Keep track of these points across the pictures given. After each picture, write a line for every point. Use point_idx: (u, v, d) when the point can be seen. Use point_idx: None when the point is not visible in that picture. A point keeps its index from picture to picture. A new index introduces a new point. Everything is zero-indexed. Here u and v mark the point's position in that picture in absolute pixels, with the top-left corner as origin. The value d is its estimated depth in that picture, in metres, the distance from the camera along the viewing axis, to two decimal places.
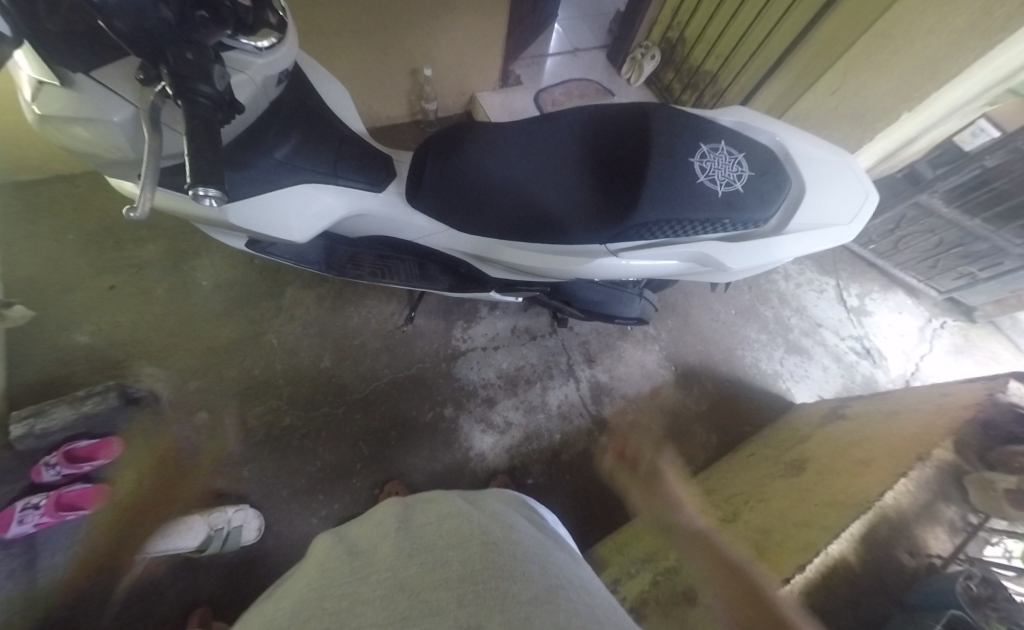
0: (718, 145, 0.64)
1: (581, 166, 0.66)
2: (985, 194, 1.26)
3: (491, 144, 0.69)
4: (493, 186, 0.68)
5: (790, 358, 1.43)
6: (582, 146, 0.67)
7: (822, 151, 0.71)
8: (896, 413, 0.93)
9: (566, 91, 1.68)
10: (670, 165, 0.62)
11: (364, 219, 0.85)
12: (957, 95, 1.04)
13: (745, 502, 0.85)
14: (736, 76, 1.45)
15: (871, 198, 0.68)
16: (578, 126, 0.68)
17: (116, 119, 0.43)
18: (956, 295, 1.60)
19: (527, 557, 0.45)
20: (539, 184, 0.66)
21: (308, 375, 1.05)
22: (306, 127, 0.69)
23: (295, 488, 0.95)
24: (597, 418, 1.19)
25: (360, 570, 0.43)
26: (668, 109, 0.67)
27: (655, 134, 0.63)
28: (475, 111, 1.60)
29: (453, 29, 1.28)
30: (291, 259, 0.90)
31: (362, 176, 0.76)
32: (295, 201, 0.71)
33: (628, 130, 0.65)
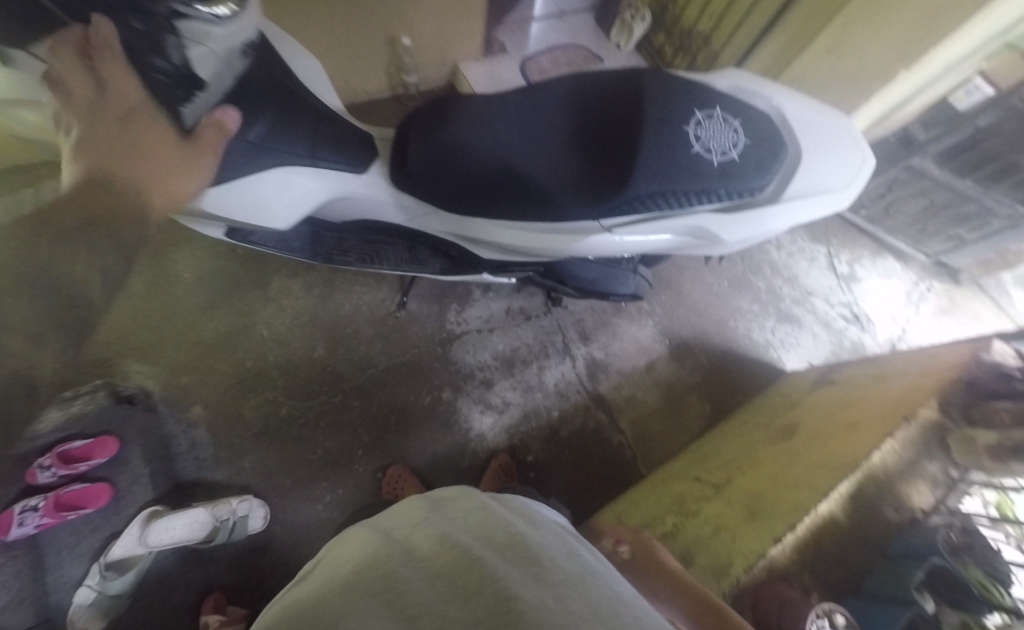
0: (713, 112, 0.62)
1: (571, 138, 0.63)
2: (976, 155, 1.25)
3: (476, 118, 0.65)
4: (481, 163, 0.65)
5: (782, 327, 1.45)
6: (572, 117, 0.64)
7: (819, 114, 0.68)
8: (885, 376, 0.95)
9: (553, 58, 1.61)
10: (663, 135, 0.59)
11: (348, 202, 0.82)
12: (953, 53, 1.01)
13: (739, 469, 0.88)
14: (729, 36, 1.40)
15: (867, 162, 0.67)
16: (567, 95, 0.65)
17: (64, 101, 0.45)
18: (944, 258, 1.61)
19: (554, 549, 0.47)
20: (529, 160, 0.63)
21: (302, 365, 1.04)
22: (279, 103, 0.64)
23: (298, 477, 0.96)
24: (594, 394, 1.20)
25: (404, 557, 0.45)
26: (661, 74, 0.64)
27: (648, 102, 0.61)
28: (459, 82, 1.52)
29: None
30: (275, 247, 0.87)
31: (341, 158, 0.72)
32: (273, 186, 0.68)
33: (619, 99, 0.62)
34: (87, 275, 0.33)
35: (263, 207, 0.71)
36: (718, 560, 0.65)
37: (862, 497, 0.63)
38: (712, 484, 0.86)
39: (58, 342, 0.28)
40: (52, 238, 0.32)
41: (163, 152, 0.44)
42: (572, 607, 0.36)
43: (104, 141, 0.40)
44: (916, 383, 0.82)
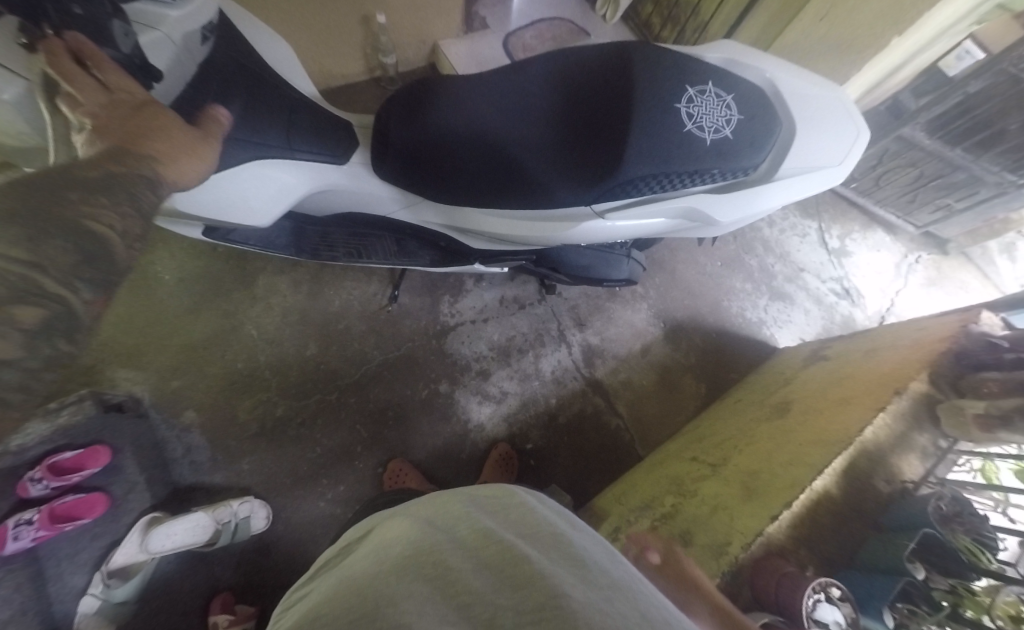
0: (705, 87, 0.59)
1: (558, 119, 0.60)
2: (966, 122, 1.24)
3: (459, 102, 0.62)
4: (466, 149, 0.62)
5: (774, 304, 1.45)
6: (558, 97, 0.61)
7: (813, 87, 0.66)
8: (876, 351, 0.96)
9: (537, 34, 1.54)
10: (655, 113, 0.57)
11: (331, 196, 0.79)
12: (947, 17, 0.98)
13: (735, 448, 0.89)
14: (718, 6, 1.35)
15: (863, 135, 0.65)
16: (554, 74, 0.62)
17: (5, 96, 0.40)
18: (932, 228, 1.62)
19: (595, 552, 0.47)
20: (515, 143, 0.61)
21: (295, 364, 1.03)
22: (249, 92, 0.62)
23: (298, 476, 0.96)
24: (591, 379, 1.21)
25: (450, 544, 0.45)
26: (651, 49, 0.61)
27: (638, 79, 0.58)
28: (440, 62, 1.46)
29: None
30: (258, 245, 0.85)
31: (320, 148, 0.69)
32: (251, 183, 0.65)
33: (608, 76, 0.59)
34: (106, 224, 0.33)
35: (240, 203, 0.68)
36: (717, 538, 0.65)
37: (856, 471, 0.64)
38: (709, 464, 0.88)
39: (83, 277, 0.30)
40: (78, 190, 0.33)
41: (176, 134, 0.44)
42: (620, 610, 0.36)
43: (118, 124, 0.40)
44: (907, 356, 0.83)
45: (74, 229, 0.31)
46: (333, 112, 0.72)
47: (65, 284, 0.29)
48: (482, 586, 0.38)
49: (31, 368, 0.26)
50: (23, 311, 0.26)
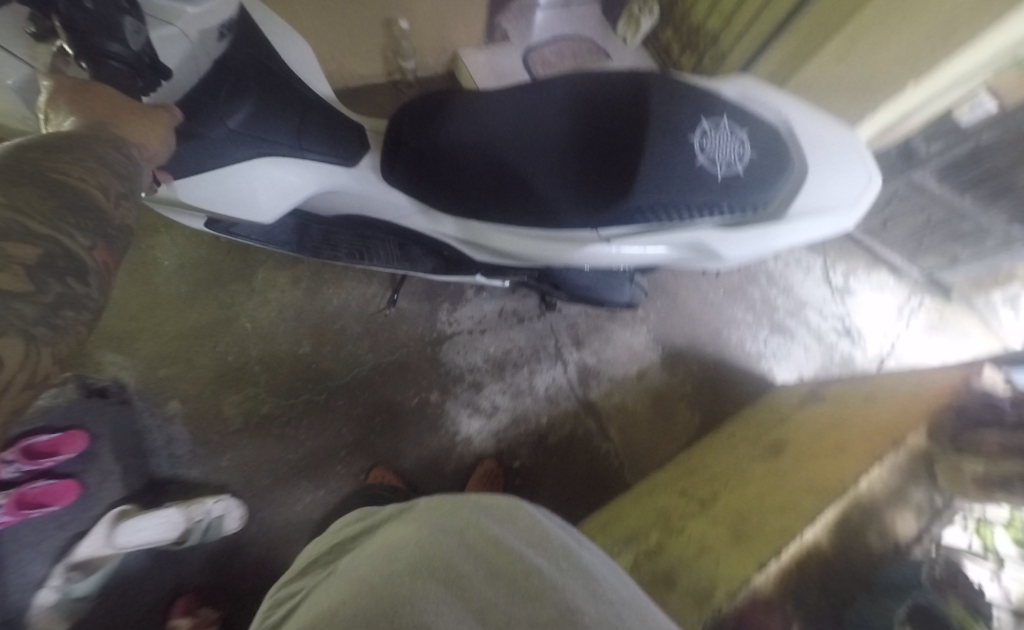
0: (720, 122, 0.59)
1: (570, 141, 0.59)
2: (977, 173, 1.24)
3: (472, 115, 0.62)
4: (475, 163, 0.62)
5: (774, 337, 1.44)
6: (572, 119, 0.60)
7: (828, 131, 0.66)
8: (875, 396, 0.94)
9: (558, 50, 1.56)
10: (667, 144, 0.56)
11: (338, 197, 0.78)
12: (963, 67, 0.99)
13: (725, 484, 0.87)
14: (738, 38, 1.36)
15: (874, 183, 0.64)
16: (569, 96, 0.61)
17: (10, 81, 0.40)
18: (937, 274, 1.61)
19: (602, 566, 0.49)
20: (524, 161, 0.60)
21: (286, 361, 1.01)
22: (263, 90, 0.59)
23: (277, 477, 0.94)
24: (584, 400, 1.19)
25: (461, 548, 0.46)
26: (668, 79, 0.60)
27: (652, 109, 0.57)
28: (459, 70, 1.47)
29: None
30: (260, 240, 0.84)
31: (330, 149, 0.68)
32: (256, 179, 0.65)
33: (623, 103, 0.59)
34: (86, 180, 0.28)
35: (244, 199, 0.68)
36: (701, 583, 0.63)
37: (849, 525, 0.62)
38: (697, 500, 0.86)
39: (69, 221, 0.25)
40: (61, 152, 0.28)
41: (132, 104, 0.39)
42: None
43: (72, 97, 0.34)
44: (906, 404, 0.82)
45: (52, 180, 0.26)
46: (347, 115, 0.72)
47: (55, 227, 0.24)
48: (497, 598, 0.41)
49: (43, 303, 0.22)
50: (25, 250, 0.22)
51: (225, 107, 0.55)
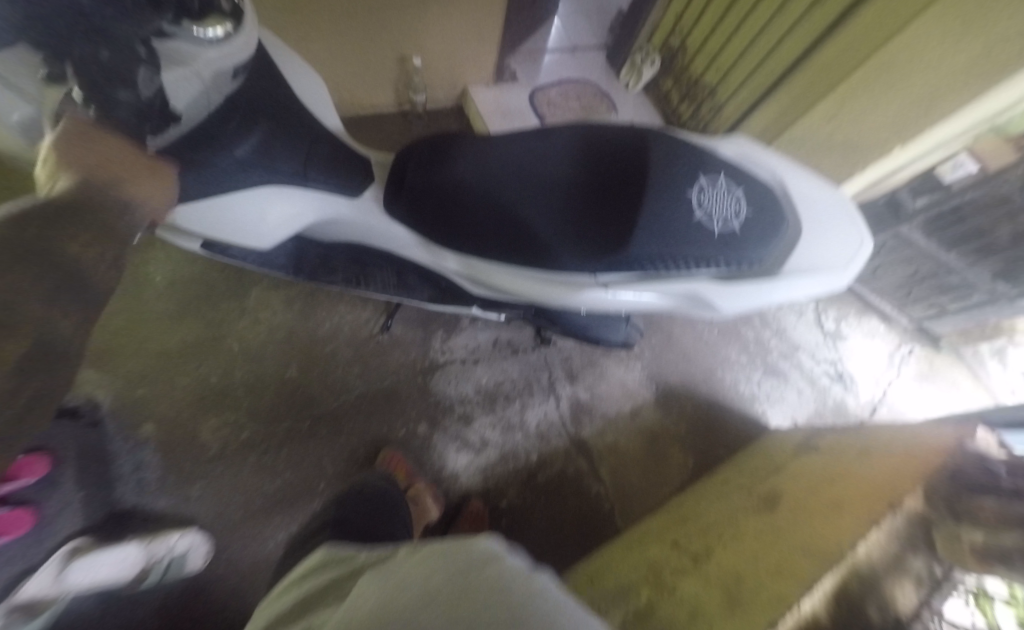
0: (718, 179, 0.60)
1: (571, 189, 0.60)
2: (961, 230, 1.28)
3: (476, 157, 0.63)
4: (476, 204, 0.62)
5: (768, 380, 1.44)
6: (574, 167, 0.61)
7: (821, 192, 0.68)
8: (870, 450, 0.93)
9: (563, 92, 1.63)
10: (666, 198, 0.57)
11: (338, 225, 0.78)
12: (944, 134, 1.04)
13: (719, 538, 0.84)
14: (734, 92, 1.43)
15: (866, 245, 0.65)
16: (572, 145, 0.62)
17: (16, 117, 0.36)
18: (925, 323, 1.63)
19: None
20: (524, 206, 0.60)
21: (271, 384, 0.98)
22: (274, 120, 0.59)
23: (250, 510, 0.89)
24: (575, 438, 1.16)
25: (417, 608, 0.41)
26: (668, 135, 0.62)
27: (652, 163, 0.59)
28: (468, 105, 1.52)
29: (447, 19, 1.21)
30: (255, 262, 0.84)
31: (336, 179, 0.69)
32: (260, 206, 0.64)
33: (624, 155, 0.60)
34: (96, 261, 0.28)
35: (247, 226, 0.67)
36: None
37: (846, 596, 0.60)
38: (690, 554, 0.83)
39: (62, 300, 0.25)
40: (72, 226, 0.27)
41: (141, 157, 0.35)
42: None
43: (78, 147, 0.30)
44: (901, 461, 0.80)
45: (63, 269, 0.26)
46: (353, 146, 0.73)
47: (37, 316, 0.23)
48: None
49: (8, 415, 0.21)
50: (8, 349, 0.21)
51: (235, 141, 0.55)
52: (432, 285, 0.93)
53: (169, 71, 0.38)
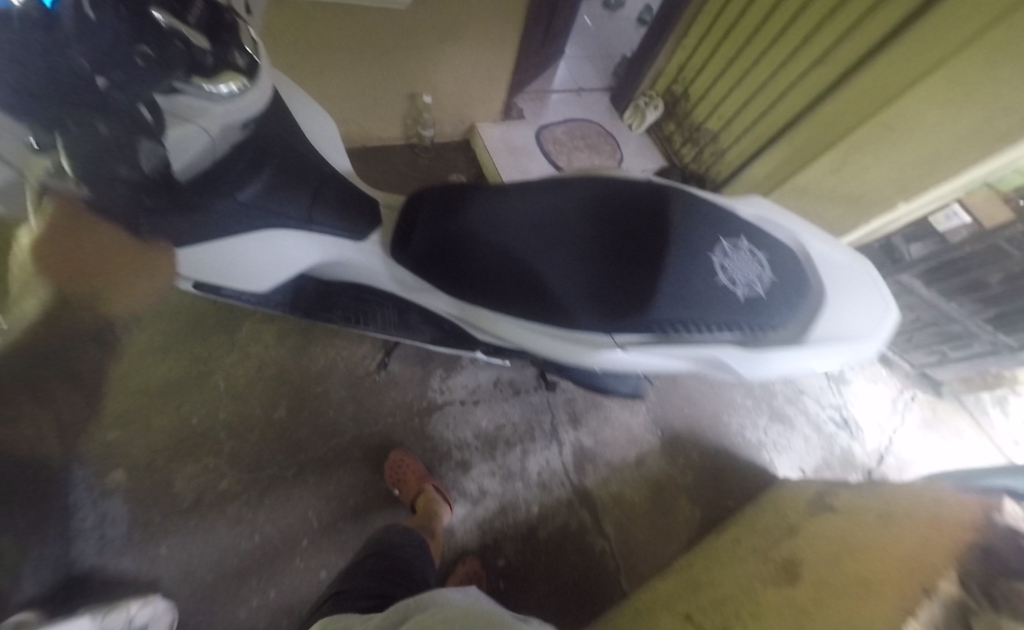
0: (740, 242, 0.58)
1: (589, 247, 0.58)
2: (962, 280, 1.28)
3: (490, 209, 0.60)
4: (488, 258, 0.59)
5: (774, 426, 1.40)
6: (592, 224, 0.59)
7: (842, 256, 0.66)
8: (890, 515, 0.88)
9: (568, 131, 1.65)
10: (687, 262, 0.55)
11: (342, 266, 0.75)
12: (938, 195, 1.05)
13: (735, 616, 0.77)
14: (737, 139, 1.45)
15: (891, 312, 0.63)
16: (589, 200, 0.60)
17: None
18: (928, 369, 1.61)
19: None
20: (540, 263, 0.58)
21: (258, 426, 0.92)
22: (283, 164, 0.55)
23: (224, 571, 0.81)
24: (578, 488, 1.10)
25: None
26: (687, 195, 0.61)
27: (672, 225, 0.57)
28: (474, 141, 1.53)
29: (458, 59, 1.23)
30: (249, 301, 0.79)
31: (340, 222, 0.66)
32: (260, 247, 0.60)
33: (643, 214, 0.58)
34: None
35: (242, 266, 0.62)
36: None
37: None
38: None
39: None
40: None
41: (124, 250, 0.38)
42: None
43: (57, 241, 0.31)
44: (928, 533, 0.75)
45: None
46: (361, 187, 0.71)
47: None
48: None
49: None
50: None
51: (241, 185, 0.51)
52: (437, 326, 0.88)
53: (175, 126, 0.36)
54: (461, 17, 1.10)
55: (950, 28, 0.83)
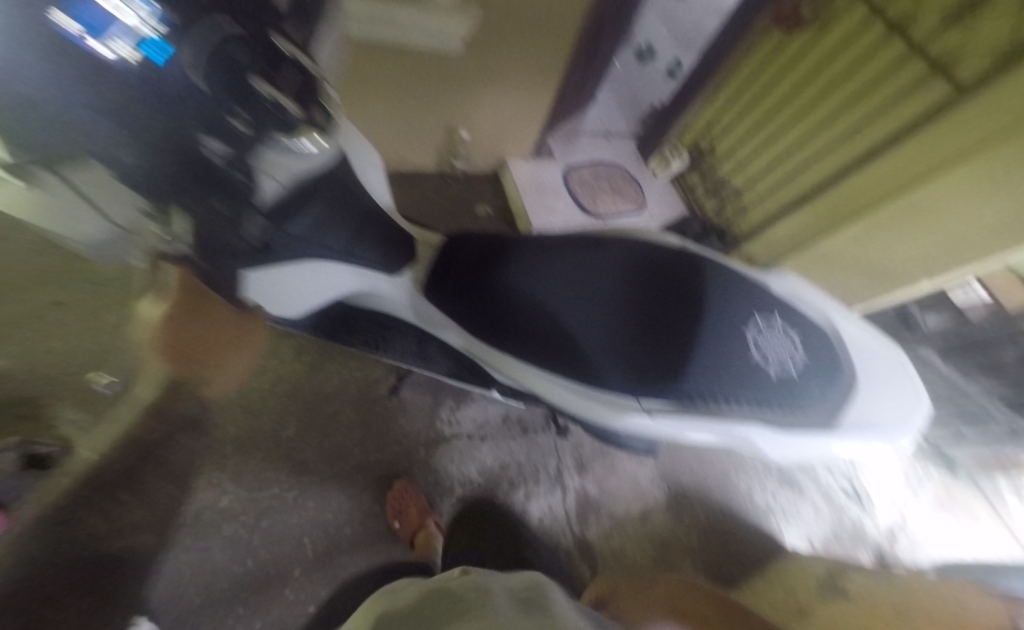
0: (773, 320, 0.59)
1: (624, 309, 0.58)
2: (981, 360, 1.25)
3: (529, 261, 0.61)
4: (523, 309, 0.60)
5: (783, 491, 1.35)
6: (628, 286, 0.60)
7: (874, 341, 0.66)
8: (906, 612, 0.83)
9: (594, 173, 1.68)
10: (721, 336, 0.56)
11: (372, 297, 0.76)
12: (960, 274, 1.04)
13: None
14: (760, 199, 1.46)
15: (923, 404, 0.63)
16: (626, 262, 0.62)
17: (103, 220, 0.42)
18: (943, 446, 1.56)
19: None
20: (575, 320, 0.58)
21: (264, 444, 0.91)
22: (334, 197, 0.56)
23: (213, 595, 0.79)
24: (579, 539, 1.07)
25: None
26: (722, 267, 0.62)
27: (706, 297, 0.58)
28: (504, 175, 1.57)
29: (498, 99, 1.26)
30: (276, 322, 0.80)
31: (379, 256, 0.68)
32: (301, 275, 0.62)
33: (679, 282, 0.59)
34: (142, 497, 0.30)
35: (285, 294, 0.64)
36: None
37: None
38: None
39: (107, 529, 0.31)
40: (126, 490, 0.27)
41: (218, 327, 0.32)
42: None
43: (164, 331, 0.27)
44: None
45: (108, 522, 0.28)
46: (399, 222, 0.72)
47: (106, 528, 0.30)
48: None
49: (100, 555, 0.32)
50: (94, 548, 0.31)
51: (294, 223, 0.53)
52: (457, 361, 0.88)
53: (264, 180, 0.42)
54: (504, 61, 1.13)
55: (984, 120, 0.85)
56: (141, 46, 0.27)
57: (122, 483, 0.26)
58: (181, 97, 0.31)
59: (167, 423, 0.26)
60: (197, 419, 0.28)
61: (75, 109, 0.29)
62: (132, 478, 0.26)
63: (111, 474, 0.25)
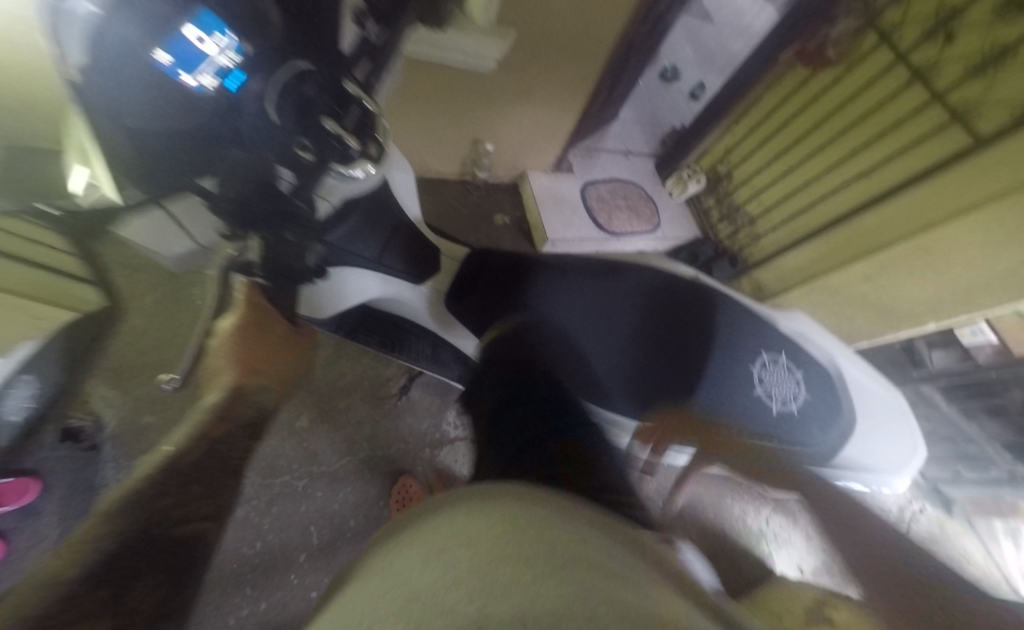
0: (779, 358, 0.62)
1: (639, 335, 0.62)
2: (982, 405, 1.26)
3: (551, 283, 0.65)
4: (543, 328, 0.63)
5: (776, 517, 1.37)
6: (645, 314, 0.63)
7: (879, 386, 0.68)
8: None
9: (612, 189, 1.69)
10: (729, 370, 0.60)
11: (392, 300, 0.79)
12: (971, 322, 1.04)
13: None
14: (773, 229, 1.48)
15: (918, 451, 0.66)
16: (645, 290, 0.65)
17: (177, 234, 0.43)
18: (941, 487, 1.55)
19: None
20: (592, 343, 0.62)
21: (279, 432, 0.95)
22: (369, 211, 0.61)
23: (221, 575, 0.82)
24: None
25: None
26: (736, 302, 0.65)
27: (718, 331, 0.62)
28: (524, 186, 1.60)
29: (524, 115, 1.30)
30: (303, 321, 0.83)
31: (404, 266, 0.71)
32: (339, 283, 0.66)
33: (694, 315, 0.63)
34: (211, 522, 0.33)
35: (322, 301, 0.68)
36: None
37: None
38: None
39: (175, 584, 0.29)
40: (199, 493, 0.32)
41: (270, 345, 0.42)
42: None
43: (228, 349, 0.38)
44: None
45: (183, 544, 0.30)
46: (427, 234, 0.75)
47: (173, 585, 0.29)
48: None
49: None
50: (166, 593, 0.28)
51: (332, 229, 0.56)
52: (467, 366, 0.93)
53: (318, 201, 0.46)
54: (534, 79, 1.16)
55: (1000, 174, 0.87)
56: (222, 81, 0.31)
57: (197, 475, 0.32)
58: (249, 133, 0.36)
59: (236, 420, 0.36)
60: (259, 425, 0.38)
61: (160, 158, 0.34)
62: (203, 473, 0.32)
63: (184, 466, 0.31)
